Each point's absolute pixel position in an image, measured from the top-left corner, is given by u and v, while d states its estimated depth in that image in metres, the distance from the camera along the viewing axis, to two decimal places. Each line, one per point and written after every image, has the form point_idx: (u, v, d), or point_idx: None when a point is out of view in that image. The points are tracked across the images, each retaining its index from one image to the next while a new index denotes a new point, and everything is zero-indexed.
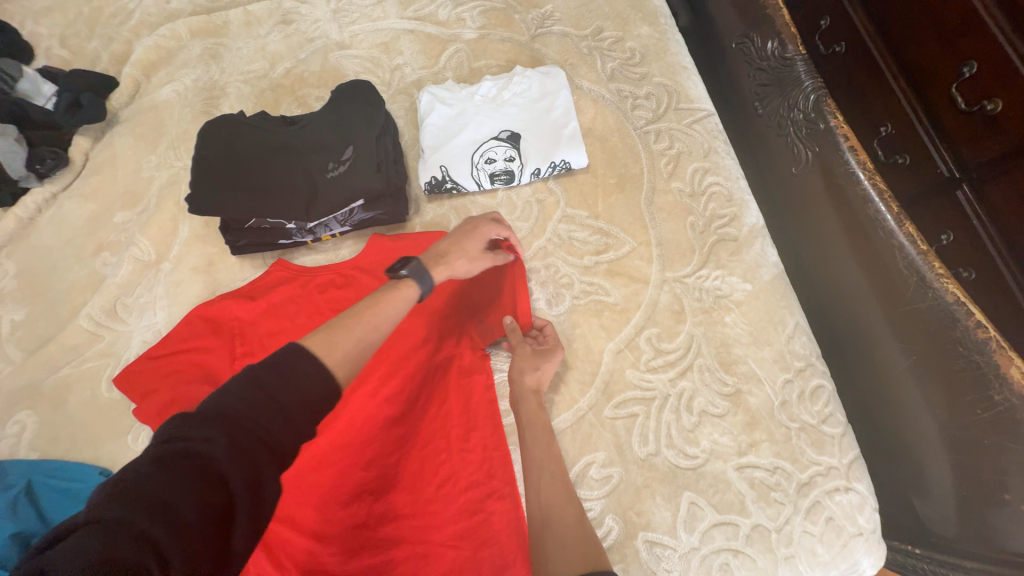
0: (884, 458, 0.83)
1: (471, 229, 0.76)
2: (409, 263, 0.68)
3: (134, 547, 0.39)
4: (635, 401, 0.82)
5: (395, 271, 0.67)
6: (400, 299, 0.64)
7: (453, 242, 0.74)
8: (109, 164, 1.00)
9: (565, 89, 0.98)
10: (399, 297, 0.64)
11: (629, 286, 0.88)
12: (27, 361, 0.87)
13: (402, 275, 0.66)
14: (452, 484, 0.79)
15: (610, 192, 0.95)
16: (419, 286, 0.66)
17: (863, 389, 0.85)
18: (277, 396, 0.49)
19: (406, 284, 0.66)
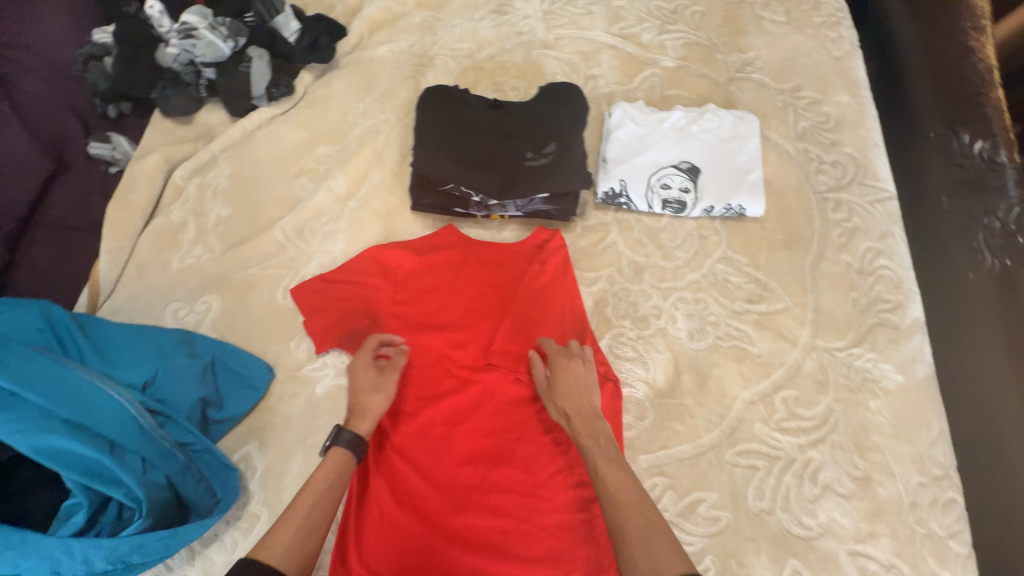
0: None
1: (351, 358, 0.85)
2: (337, 436, 0.76)
3: None
4: (758, 454, 0.82)
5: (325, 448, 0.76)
6: (332, 468, 0.73)
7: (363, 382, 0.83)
8: (323, 101, 1.11)
9: (755, 138, 1.00)
10: (327, 466, 0.73)
11: (775, 343, 0.89)
12: (224, 253, 0.98)
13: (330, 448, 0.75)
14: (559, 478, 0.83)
15: (776, 247, 0.95)
16: (347, 449, 0.75)
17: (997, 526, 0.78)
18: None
19: (333, 453, 0.75)
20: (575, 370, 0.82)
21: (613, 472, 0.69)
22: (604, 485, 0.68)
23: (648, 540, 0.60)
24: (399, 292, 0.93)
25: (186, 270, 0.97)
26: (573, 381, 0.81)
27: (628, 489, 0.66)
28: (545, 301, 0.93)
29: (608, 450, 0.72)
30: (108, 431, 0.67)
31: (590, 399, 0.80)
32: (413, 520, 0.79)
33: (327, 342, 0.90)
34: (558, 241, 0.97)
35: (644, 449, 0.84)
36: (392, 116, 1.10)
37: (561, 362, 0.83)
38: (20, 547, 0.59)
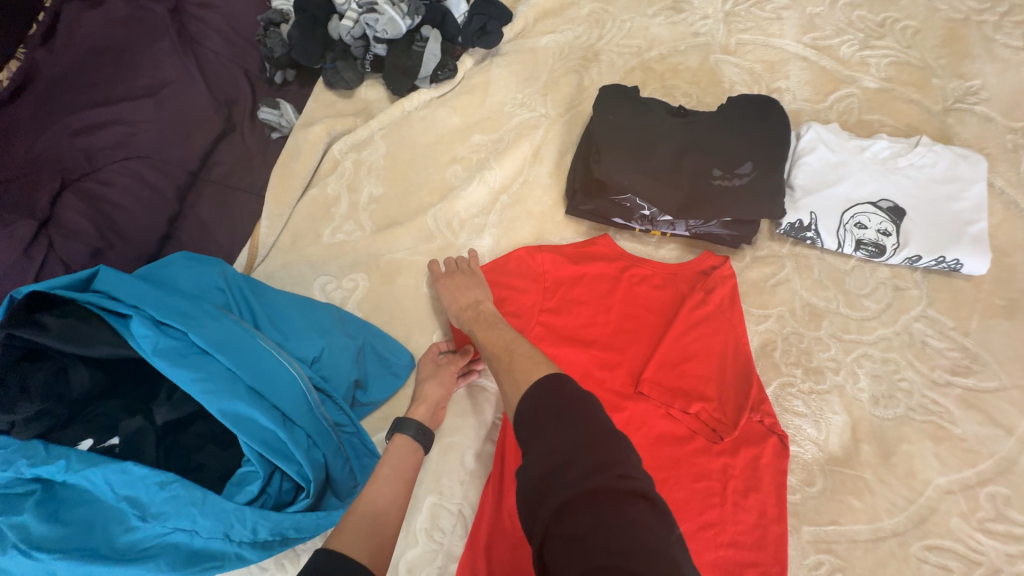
0: None
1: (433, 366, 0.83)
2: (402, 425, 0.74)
3: None
4: (953, 555, 0.70)
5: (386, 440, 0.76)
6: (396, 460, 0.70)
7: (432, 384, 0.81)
8: (481, 88, 1.08)
9: (981, 182, 0.85)
10: (392, 454, 0.71)
11: (984, 427, 0.76)
12: (373, 233, 0.98)
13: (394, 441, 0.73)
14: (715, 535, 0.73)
15: (992, 313, 0.82)
16: (413, 437, 0.73)
17: None
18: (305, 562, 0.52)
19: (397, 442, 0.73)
20: (455, 275, 0.87)
21: (490, 334, 0.73)
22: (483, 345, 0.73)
23: (511, 369, 0.63)
24: (548, 299, 0.88)
25: (336, 245, 0.97)
26: (454, 285, 0.85)
27: (503, 342, 0.70)
28: (708, 334, 0.84)
29: (488, 320, 0.76)
30: (281, 403, 0.67)
31: (475, 292, 0.83)
32: None
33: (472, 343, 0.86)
34: (725, 269, 0.88)
35: (809, 520, 0.74)
36: (551, 111, 1.04)
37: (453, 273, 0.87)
38: (202, 505, 0.60)
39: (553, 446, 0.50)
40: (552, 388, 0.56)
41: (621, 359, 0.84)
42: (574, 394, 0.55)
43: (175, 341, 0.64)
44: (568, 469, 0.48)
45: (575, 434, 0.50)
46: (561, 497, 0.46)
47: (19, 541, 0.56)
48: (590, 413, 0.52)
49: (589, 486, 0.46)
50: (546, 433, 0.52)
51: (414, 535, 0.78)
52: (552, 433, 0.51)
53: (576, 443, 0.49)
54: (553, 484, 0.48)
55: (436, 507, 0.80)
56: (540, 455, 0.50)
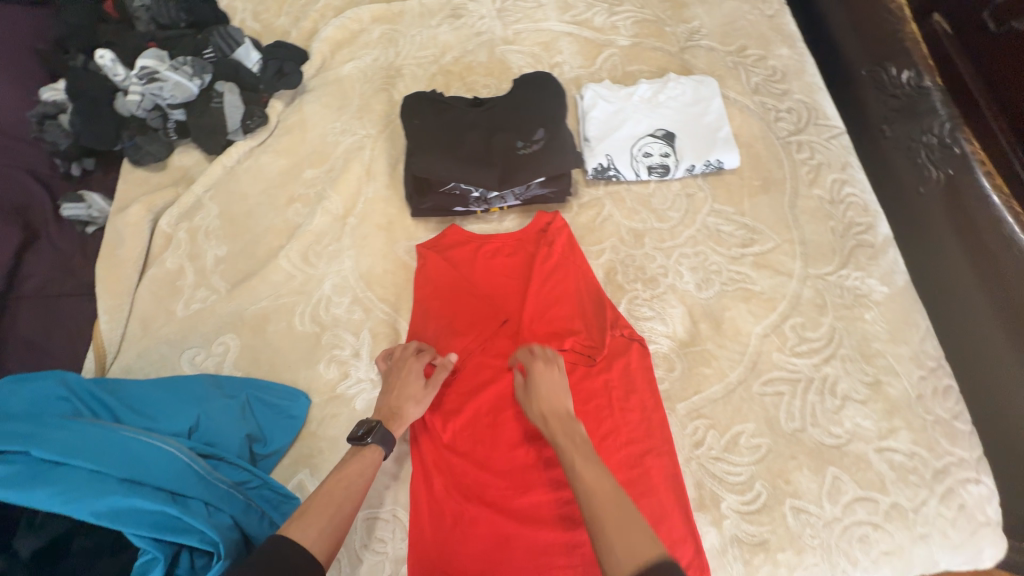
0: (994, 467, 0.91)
1: (409, 362, 0.86)
2: (372, 428, 0.76)
3: None
4: (782, 380, 0.89)
5: (357, 439, 0.75)
6: (365, 466, 0.73)
7: (398, 385, 0.84)
8: (299, 126, 1.11)
9: (717, 98, 1.08)
10: (363, 462, 0.73)
11: (774, 278, 0.97)
12: (229, 292, 0.97)
13: (368, 442, 0.74)
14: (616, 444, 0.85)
15: (756, 192, 1.04)
16: (381, 445, 0.75)
17: (991, 403, 0.92)
18: None
19: (370, 449, 0.75)
20: (553, 373, 0.83)
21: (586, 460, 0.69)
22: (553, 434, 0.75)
23: (617, 520, 0.59)
24: (421, 295, 0.96)
25: (194, 315, 0.95)
26: (552, 385, 0.81)
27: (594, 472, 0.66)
28: (559, 280, 0.96)
29: (585, 447, 0.70)
30: (166, 483, 0.66)
31: (567, 402, 0.79)
32: (477, 510, 0.81)
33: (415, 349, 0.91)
34: (556, 221, 1.01)
35: (680, 398, 0.89)
36: (372, 130, 1.11)
37: (543, 364, 0.84)
38: None
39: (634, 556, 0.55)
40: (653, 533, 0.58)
41: (499, 323, 0.93)
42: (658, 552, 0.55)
43: (19, 465, 0.60)
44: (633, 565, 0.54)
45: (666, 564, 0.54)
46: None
47: None
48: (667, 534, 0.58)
49: None
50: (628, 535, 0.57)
51: (357, 554, 0.81)
52: (631, 537, 0.57)
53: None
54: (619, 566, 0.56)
55: (369, 520, 0.84)
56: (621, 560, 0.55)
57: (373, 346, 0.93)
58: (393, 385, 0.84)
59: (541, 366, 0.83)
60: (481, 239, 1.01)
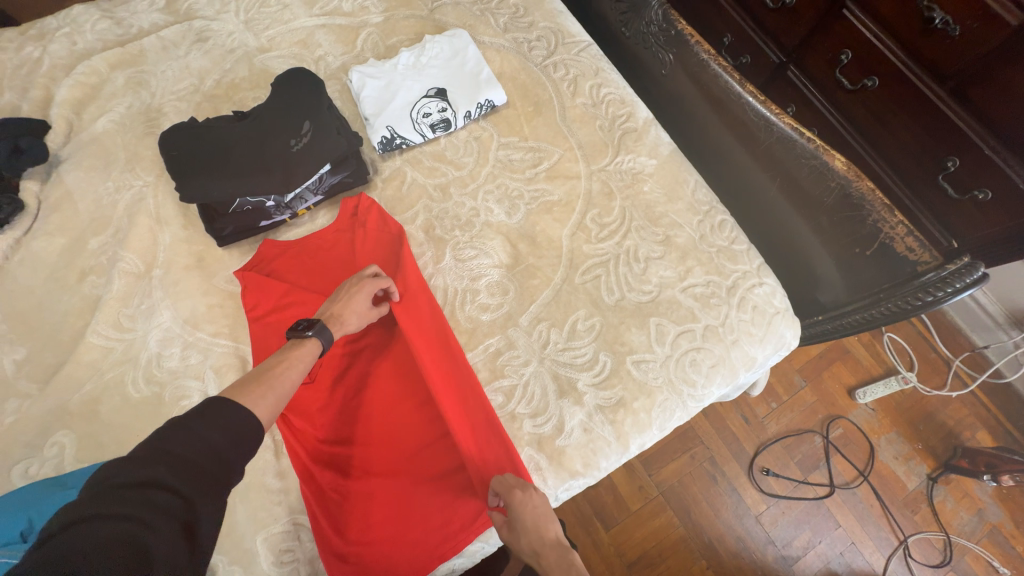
0: (779, 266, 1.17)
1: (357, 286, 0.88)
2: (312, 324, 0.81)
3: (139, 534, 0.48)
4: (596, 265, 1.02)
5: (298, 332, 0.80)
6: (306, 355, 0.78)
7: (344, 297, 0.87)
8: (66, 199, 1.04)
9: (472, 45, 1.17)
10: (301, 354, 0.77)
11: (567, 184, 1.09)
12: (45, 390, 0.90)
13: (308, 336, 0.79)
14: (467, 376, 0.91)
15: (532, 117, 1.15)
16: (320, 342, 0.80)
17: (761, 219, 1.15)
18: (207, 447, 0.57)
19: (311, 343, 0.79)
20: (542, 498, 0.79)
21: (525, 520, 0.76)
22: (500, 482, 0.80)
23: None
24: (256, 313, 0.96)
25: (11, 429, 0.88)
26: (535, 512, 0.77)
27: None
28: (377, 253, 1.01)
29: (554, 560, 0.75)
30: None
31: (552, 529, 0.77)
32: (357, 486, 0.86)
33: None
34: (361, 202, 1.04)
35: (520, 313, 0.99)
36: (149, 177, 1.06)
37: (518, 490, 0.78)
38: None
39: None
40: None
41: None
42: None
43: None
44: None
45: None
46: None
47: None
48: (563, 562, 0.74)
49: None
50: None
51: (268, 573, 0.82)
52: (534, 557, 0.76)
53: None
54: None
55: (270, 539, 0.84)
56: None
57: (220, 382, 0.92)
58: (339, 298, 0.87)
59: (518, 494, 0.78)
60: (301, 244, 1.02)
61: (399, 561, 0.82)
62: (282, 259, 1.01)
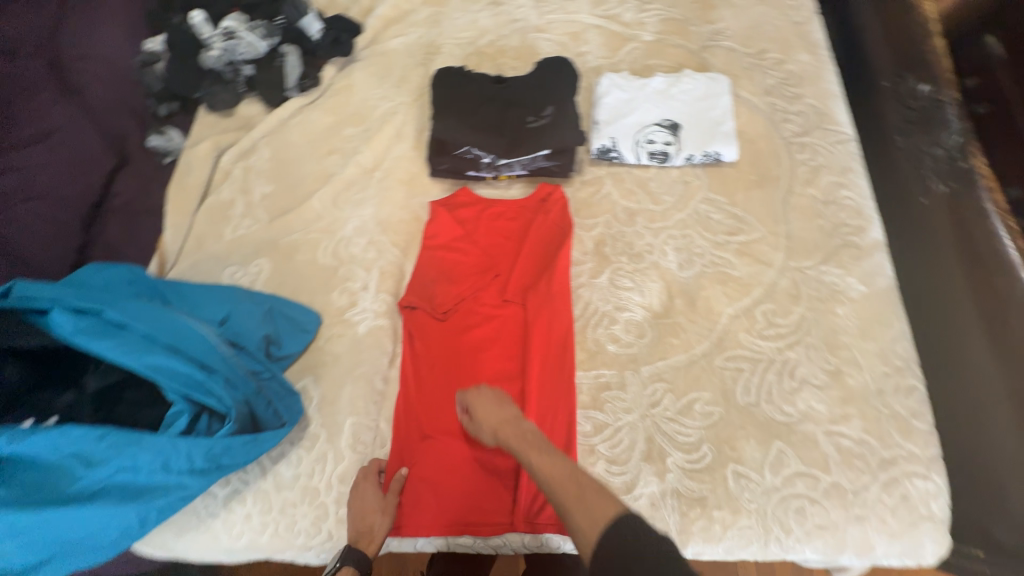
0: (960, 476, 0.91)
1: (368, 483, 0.88)
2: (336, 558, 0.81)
3: None
4: (744, 358, 0.95)
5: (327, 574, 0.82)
6: None
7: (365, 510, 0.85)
8: (345, 89, 1.28)
9: (727, 94, 1.14)
10: None
11: (753, 266, 1.02)
12: (270, 223, 1.14)
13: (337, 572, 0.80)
14: (567, 395, 0.94)
15: (750, 187, 1.10)
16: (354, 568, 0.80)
17: (955, 409, 0.94)
18: None
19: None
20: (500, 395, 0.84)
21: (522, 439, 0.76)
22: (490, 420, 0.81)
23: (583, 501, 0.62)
24: (431, 243, 1.09)
25: (239, 239, 1.13)
26: (495, 406, 0.82)
27: (562, 470, 0.68)
28: (547, 245, 1.06)
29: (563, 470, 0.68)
30: (198, 355, 0.82)
31: (510, 411, 0.81)
32: (436, 431, 0.93)
33: (412, 295, 1.03)
34: (556, 194, 1.10)
35: (645, 362, 0.97)
36: (407, 98, 1.25)
37: (480, 391, 0.85)
38: (141, 444, 0.75)
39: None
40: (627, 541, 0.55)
41: (491, 278, 1.05)
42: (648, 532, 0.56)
43: (93, 321, 0.78)
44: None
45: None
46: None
47: None
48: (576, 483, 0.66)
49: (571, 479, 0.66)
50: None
51: (342, 452, 0.93)
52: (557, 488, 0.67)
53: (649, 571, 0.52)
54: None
55: (356, 426, 0.95)
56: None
57: (379, 282, 1.07)
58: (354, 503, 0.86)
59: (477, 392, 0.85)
60: (490, 204, 1.12)
61: (442, 508, 0.88)
62: (469, 211, 1.12)
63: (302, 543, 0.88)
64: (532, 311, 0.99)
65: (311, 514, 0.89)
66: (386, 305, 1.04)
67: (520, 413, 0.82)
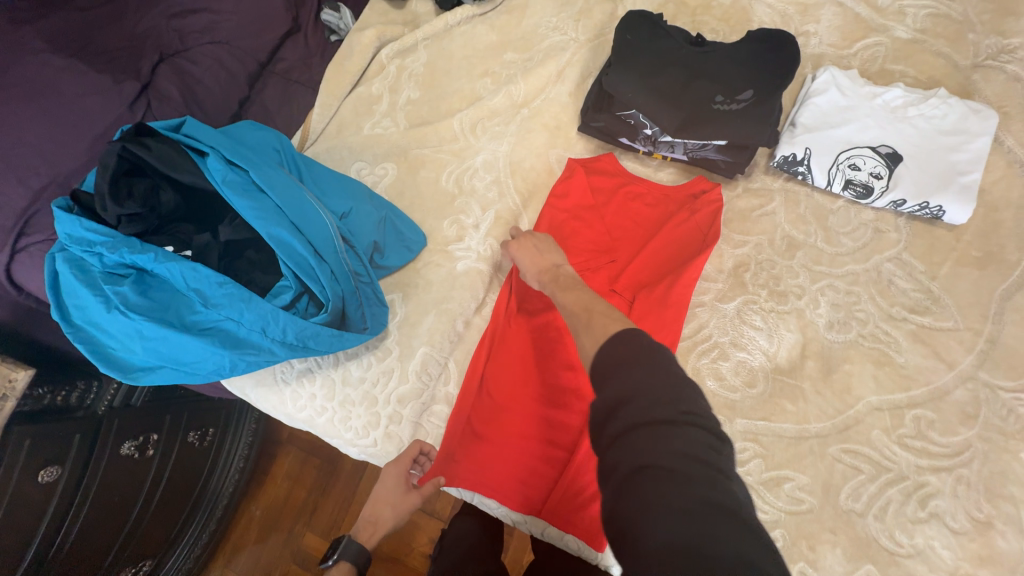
0: None
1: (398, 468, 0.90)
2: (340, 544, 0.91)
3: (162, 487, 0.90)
4: (867, 459, 0.79)
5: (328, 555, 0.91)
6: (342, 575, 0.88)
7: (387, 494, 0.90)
8: (520, 9, 1.17)
9: (987, 136, 0.87)
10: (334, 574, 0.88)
11: (926, 359, 0.82)
12: (407, 130, 1.12)
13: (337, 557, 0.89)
14: None
15: (964, 263, 0.86)
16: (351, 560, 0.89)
17: None
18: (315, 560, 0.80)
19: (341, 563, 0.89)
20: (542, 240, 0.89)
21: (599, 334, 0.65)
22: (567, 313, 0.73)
23: (588, 324, 0.65)
24: (557, 200, 0.98)
25: (374, 137, 1.12)
26: (533, 251, 0.87)
27: (581, 302, 0.72)
28: (684, 247, 0.93)
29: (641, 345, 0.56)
30: (315, 240, 0.83)
31: (552, 257, 0.86)
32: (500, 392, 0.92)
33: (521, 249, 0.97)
34: (715, 192, 0.94)
35: (743, 414, 0.84)
36: (582, 35, 1.12)
37: (526, 238, 0.90)
38: (249, 303, 0.78)
39: (615, 444, 0.51)
40: (624, 335, 0.58)
41: (606, 262, 0.96)
42: (648, 338, 0.57)
43: (239, 177, 0.81)
44: (615, 468, 0.50)
45: (648, 374, 0.52)
46: (599, 440, 0.53)
47: (119, 303, 0.76)
48: (663, 363, 0.53)
49: (657, 369, 0.53)
50: (640, 430, 0.49)
51: (407, 374, 0.93)
52: (633, 371, 0.54)
53: (652, 365, 0.53)
54: (603, 433, 0.53)
55: (426, 356, 0.94)
56: (630, 516, 0.46)
57: (491, 225, 1.01)
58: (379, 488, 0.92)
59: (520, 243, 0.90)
60: (634, 182, 1.00)
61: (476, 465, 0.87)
62: (608, 179, 1.00)
63: (350, 438, 0.94)
64: (637, 313, 0.89)
65: (365, 417, 0.93)
66: (490, 251, 1.00)
67: (559, 260, 0.85)
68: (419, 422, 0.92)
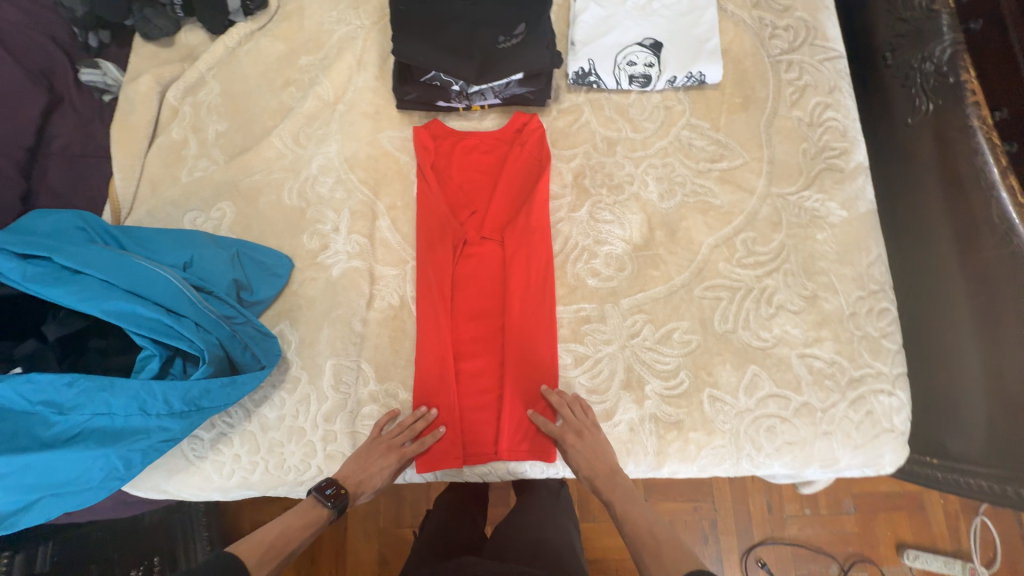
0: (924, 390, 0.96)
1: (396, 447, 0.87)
2: (338, 495, 0.82)
3: None
4: (723, 287, 0.95)
5: (321, 494, 0.82)
6: (309, 523, 0.80)
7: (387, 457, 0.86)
8: (297, 13, 1.15)
9: (713, 8, 1.06)
10: (300, 519, 0.80)
11: (735, 194, 1.00)
12: (228, 164, 1.06)
13: (324, 502, 0.81)
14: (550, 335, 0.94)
15: (734, 110, 1.05)
16: (332, 511, 0.82)
17: (925, 345, 0.96)
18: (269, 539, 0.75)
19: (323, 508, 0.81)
20: (597, 435, 0.86)
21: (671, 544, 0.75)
22: (623, 518, 0.81)
23: (659, 555, 0.74)
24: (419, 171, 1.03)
25: (196, 182, 1.05)
26: (590, 452, 0.85)
27: (645, 525, 0.79)
28: (528, 178, 1.03)
29: None
30: (163, 299, 0.78)
31: (609, 460, 0.85)
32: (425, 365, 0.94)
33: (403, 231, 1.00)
34: (532, 122, 1.05)
35: (625, 294, 0.96)
36: (366, 21, 1.14)
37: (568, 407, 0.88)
38: (113, 389, 0.73)
39: None
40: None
41: (469, 215, 1.02)
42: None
43: (44, 267, 0.74)
44: None
45: None
46: None
47: None
48: None
49: None
50: None
51: (324, 393, 0.92)
52: None
53: None
54: None
55: (337, 366, 0.94)
56: None
57: (351, 223, 1.02)
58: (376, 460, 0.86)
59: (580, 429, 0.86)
60: (467, 137, 1.06)
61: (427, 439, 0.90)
62: (455, 137, 1.06)
63: (292, 478, 0.90)
64: (511, 247, 0.98)
65: (300, 451, 0.90)
66: (360, 247, 1.00)
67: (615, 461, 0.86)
68: (355, 430, 0.91)
